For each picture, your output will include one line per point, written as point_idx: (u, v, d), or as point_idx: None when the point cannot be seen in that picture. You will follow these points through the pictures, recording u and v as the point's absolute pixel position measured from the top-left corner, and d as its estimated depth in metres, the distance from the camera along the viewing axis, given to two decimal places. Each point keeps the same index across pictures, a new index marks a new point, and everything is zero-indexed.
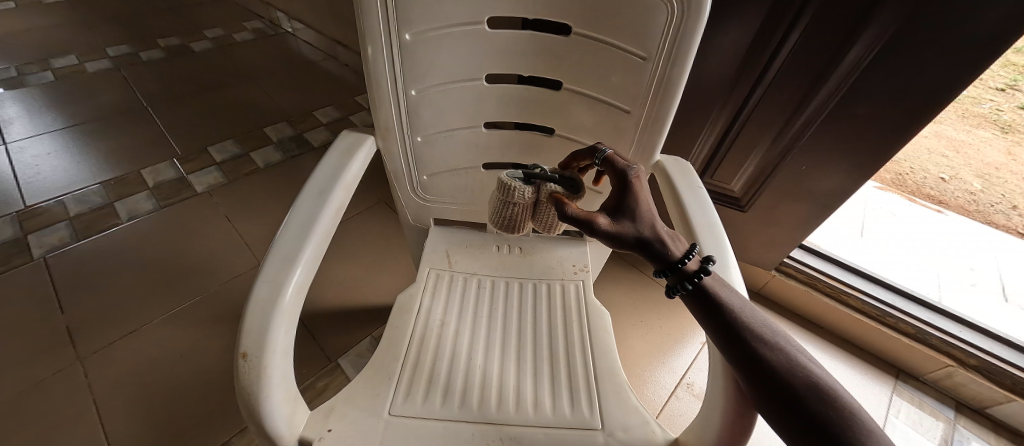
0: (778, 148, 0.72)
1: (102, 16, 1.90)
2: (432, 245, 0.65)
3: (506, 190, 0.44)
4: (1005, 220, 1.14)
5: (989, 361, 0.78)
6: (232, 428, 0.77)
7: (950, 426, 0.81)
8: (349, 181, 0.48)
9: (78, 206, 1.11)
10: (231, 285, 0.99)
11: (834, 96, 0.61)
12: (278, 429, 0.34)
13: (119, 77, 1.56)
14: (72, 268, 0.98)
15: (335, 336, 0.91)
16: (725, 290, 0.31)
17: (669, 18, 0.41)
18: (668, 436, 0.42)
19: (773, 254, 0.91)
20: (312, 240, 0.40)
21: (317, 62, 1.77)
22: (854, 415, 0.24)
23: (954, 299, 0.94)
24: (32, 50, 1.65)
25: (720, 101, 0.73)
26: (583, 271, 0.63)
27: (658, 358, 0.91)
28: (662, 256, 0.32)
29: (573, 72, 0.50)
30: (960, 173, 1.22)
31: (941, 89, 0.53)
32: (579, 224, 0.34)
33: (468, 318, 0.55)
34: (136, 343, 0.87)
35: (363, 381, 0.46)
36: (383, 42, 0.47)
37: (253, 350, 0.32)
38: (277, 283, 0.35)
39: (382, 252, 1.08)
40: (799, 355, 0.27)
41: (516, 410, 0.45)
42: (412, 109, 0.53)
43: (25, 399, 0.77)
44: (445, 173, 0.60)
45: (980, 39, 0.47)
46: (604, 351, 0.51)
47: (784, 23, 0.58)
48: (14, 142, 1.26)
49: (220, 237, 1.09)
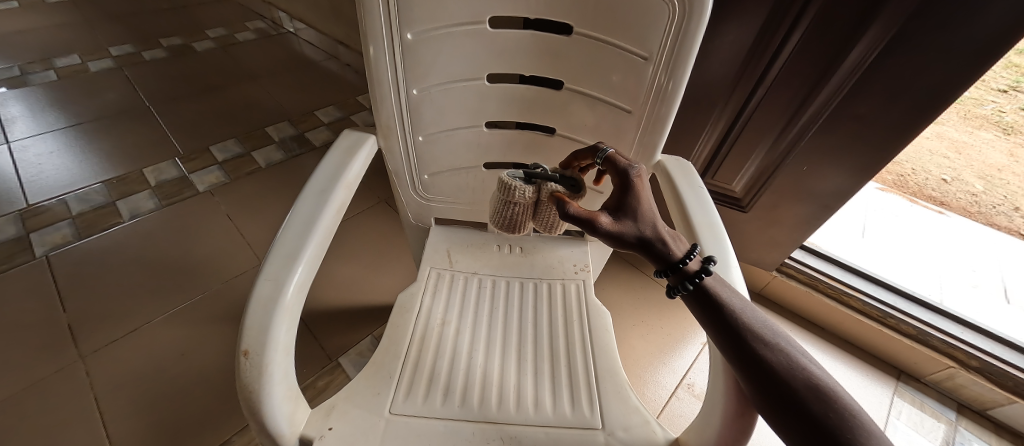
0: (779, 149, 0.72)
1: (105, 16, 1.91)
2: (433, 245, 0.65)
3: (507, 189, 0.44)
4: (1008, 221, 1.13)
5: (991, 362, 0.78)
6: (233, 427, 0.77)
7: (952, 428, 0.81)
8: (350, 180, 0.48)
9: (80, 205, 1.11)
10: (232, 283, 0.99)
11: (835, 97, 0.61)
12: (279, 427, 0.34)
13: (121, 76, 1.56)
14: (74, 267, 0.98)
15: (335, 335, 0.91)
16: (726, 290, 0.31)
17: (671, 18, 0.41)
18: (669, 436, 0.42)
19: (774, 255, 0.91)
20: (313, 238, 0.40)
21: (319, 62, 1.77)
22: (855, 417, 0.24)
23: (955, 301, 0.94)
24: (35, 49, 1.66)
25: (720, 103, 0.73)
26: (583, 271, 0.63)
27: (658, 358, 0.91)
28: (664, 256, 0.32)
29: (574, 72, 0.50)
30: (962, 175, 1.21)
31: (942, 89, 0.52)
32: (581, 223, 0.34)
33: (469, 317, 0.55)
34: (137, 342, 0.87)
35: (363, 380, 0.46)
36: (385, 42, 0.47)
37: (255, 347, 0.32)
38: (279, 281, 0.35)
39: (382, 251, 1.08)
40: (800, 357, 0.27)
41: (516, 409, 0.44)
42: (413, 109, 0.53)
43: (27, 397, 0.77)
44: (446, 173, 0.61)
45: (982, 39, 0.47)
46: (604, 351, 0.51)
47: (786, 23, 0.58)
48: (17, 141, 1.27)
49: (221, 236, 1.09)
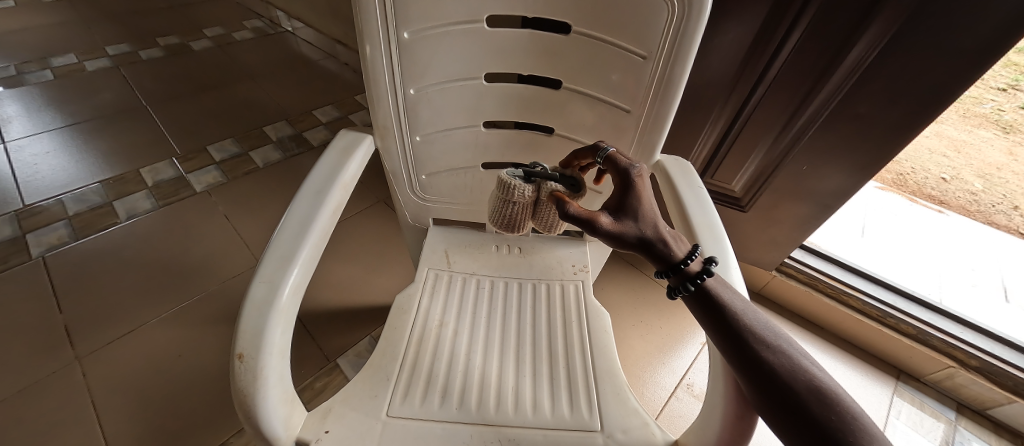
0: (779, 148, 0.71)
1: (102, 15, 1.90)
2: (432, 245, 0.64)
3: (505, 188, 0.44)
4: (1007, 220, 1.13)
5: (990, 362, 0.78)
6: (231, 429, 0.77)
7: (951, 427, 0.81)
8: (348, 181, 0.48)
9: (77, 205, 1.11)
10: (230, 284, 0.99)
11: (835, 96, 0.60)
12: (275, 430, 0.34)
13: (119, 76, 1.56)
14: (71, 268, 0.98)
15: (333, 336, 0.91)
16: (727, 292, 0.31)
17: (670, 17, 0.41)
18: (668, 437, 0.42)
19: (773, 254, 0.91)
20: (310, 239, 0.39)
21: (317, 61, 1.77)
22: (857, 420, 0.23)
23: (954, 300, 0.94)
24: (31, 49, 1.65)
25: (720, 102, 0.73)
26: (582, 271, 0.62)
27: (658, 358, 0.91)
28: (665, 257, 0.31)
29: (572, 72, 0.49)
30: (961, 174, 1.21)
31: (943, 88, 0.52)
32: (581, 223, 0.34)
33: (468, 318, 0.55)
34: (135, 343, 0.86)
35: (361, 381, 0.46)
36: (381, 41, 0.46)
37: (249, 351, 0.32)
38: (275, 283, 0.35)
39: (381, 252, 1.08)
40: (801, 359, 0.27)
41: (515, 412, 0.44)
42: (411, 109, 0.52)
43: (23, 399, 0.77)
44: (444, 173, 0.60)
45: (981, 40, 0.47)
46: (604, 352, 0.51)
47: (785, 23, 0.58)
48: (13, 141, 1.26)
49: (220, 237, 1.09)
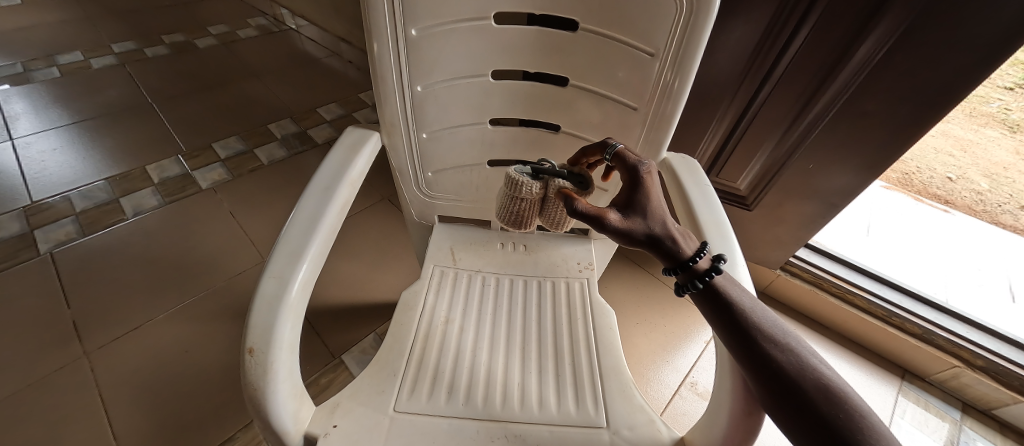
0: (785, 146, 0.71)
1: (107, 12, 1.91)
2: (437, 243, 0.65)
3: (513, 184, 0.44)
4: (1013, 220, 1.11)
5: (995, 361, 0.77)
6: (236, 424, 0.77)
7: (956, 427, 0.81)
8: (354, 177, 0.48)
9: (84, 202, 1.12)
10: (236, 280, 1.00)
11: (843, 93, 0.60)
12: (284, 424, 0.34)
13: (124, 73, 1.57)
14: (79, 263, 0.99)
15: (338, 332, 0.91)
16: (736, 289, 0.31)
17: (678, 16, 0.41)
18: (674, 436, 0.42)
19: (778, 252, 0.90)
20: (318, 233, 0.40)
21: (321, 58, 1.78)
22: (865, 417, 0.23)
23: (959, 301, 0.92)
24: (38, 46, 1.66)
25: (727, 100, 0.72)
26: (586, 270, 0.63)
27: (661, 356, 0.91)
28: (674, 254, 0.32)
29: (579, 69, 0.49)
30: (967, 174, 1.14)
31: (951, 87, 0.52)
32: (588, 219, 0.33)
33: (473, 314, 0.55)
34: (142, 338, 0.87)
35: (367, 377, 0.46)
36: (389, 38, 0.46)
37: (260, 345, 0.32)
38: (284, 278, 0.35)
39: (386, 249, 1.08)
40: (811, 357, 0.27)
41: (520, 408, 0.44)
42: (417, 105, 0.53)
43: (31, 393, 0.77)
44: (449, 170, 0.60)
45: (989, 40, 0.46)
46: (609, 349, 0.51)
47: (795, 18, 0.57)
48: (20, 138, 1.27)
49: (225, 233, 1.09)
